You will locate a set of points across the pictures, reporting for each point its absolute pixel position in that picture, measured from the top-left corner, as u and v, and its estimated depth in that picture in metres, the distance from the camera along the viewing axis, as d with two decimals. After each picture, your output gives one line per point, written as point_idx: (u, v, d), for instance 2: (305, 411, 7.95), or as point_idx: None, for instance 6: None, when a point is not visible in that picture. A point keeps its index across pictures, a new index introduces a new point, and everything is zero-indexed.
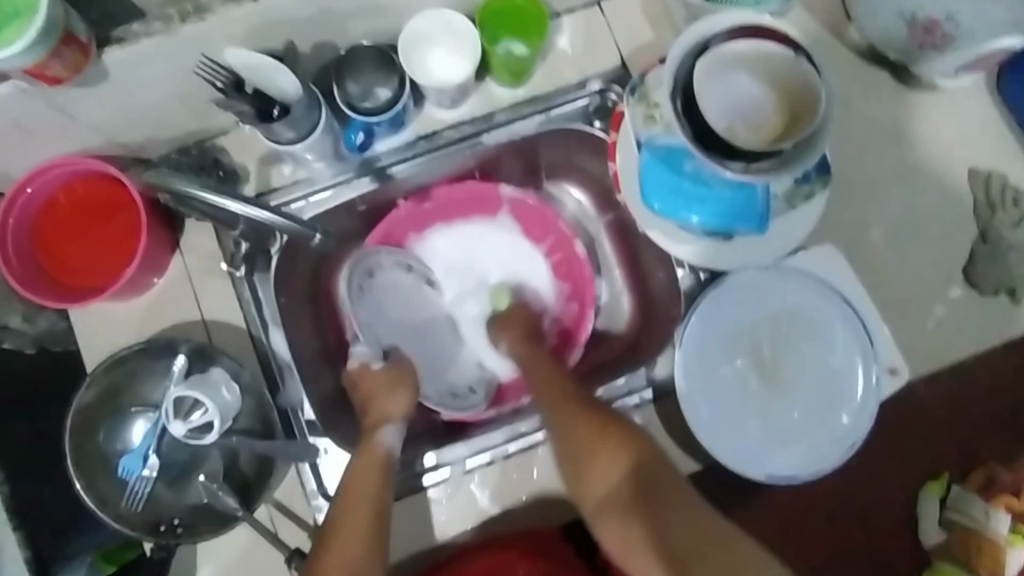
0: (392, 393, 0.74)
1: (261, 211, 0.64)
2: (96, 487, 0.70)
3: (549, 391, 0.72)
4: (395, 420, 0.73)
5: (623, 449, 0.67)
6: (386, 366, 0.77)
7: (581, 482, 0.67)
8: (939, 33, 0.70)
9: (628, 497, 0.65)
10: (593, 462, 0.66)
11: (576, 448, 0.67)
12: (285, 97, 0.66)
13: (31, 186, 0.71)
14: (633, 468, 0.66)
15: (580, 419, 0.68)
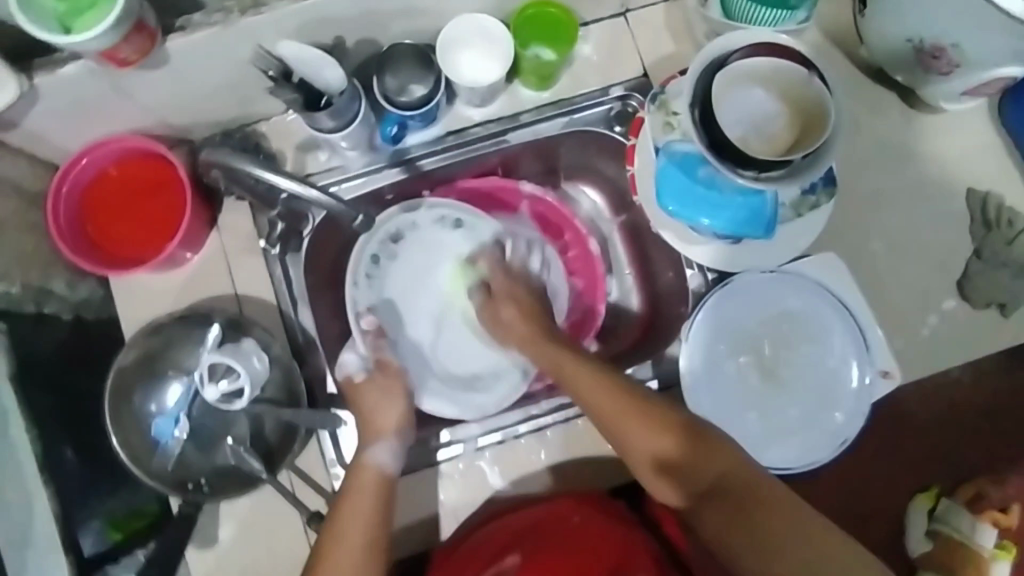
0: (383, 403, 0.76)
1: (310, 190, 0.68)
2: (130, 444, 0.75)
3: (602, 393, 0.70)
4: (389, 437, 0.75)
5: (698, 444, 0.67)
6: (365, 373, 0.78)
7: (660, 480, 0.68)
8: (945, 59, 0.73)
9: (716, 494, 0.66)
10: (671, 459, 0.67)
11: (650, 448, 0.67)
12: (331, 89, 0.70)
13: (86, 158, 0.76)
14: (716, 464, 0.67)
15: (646, 421, 0.68)
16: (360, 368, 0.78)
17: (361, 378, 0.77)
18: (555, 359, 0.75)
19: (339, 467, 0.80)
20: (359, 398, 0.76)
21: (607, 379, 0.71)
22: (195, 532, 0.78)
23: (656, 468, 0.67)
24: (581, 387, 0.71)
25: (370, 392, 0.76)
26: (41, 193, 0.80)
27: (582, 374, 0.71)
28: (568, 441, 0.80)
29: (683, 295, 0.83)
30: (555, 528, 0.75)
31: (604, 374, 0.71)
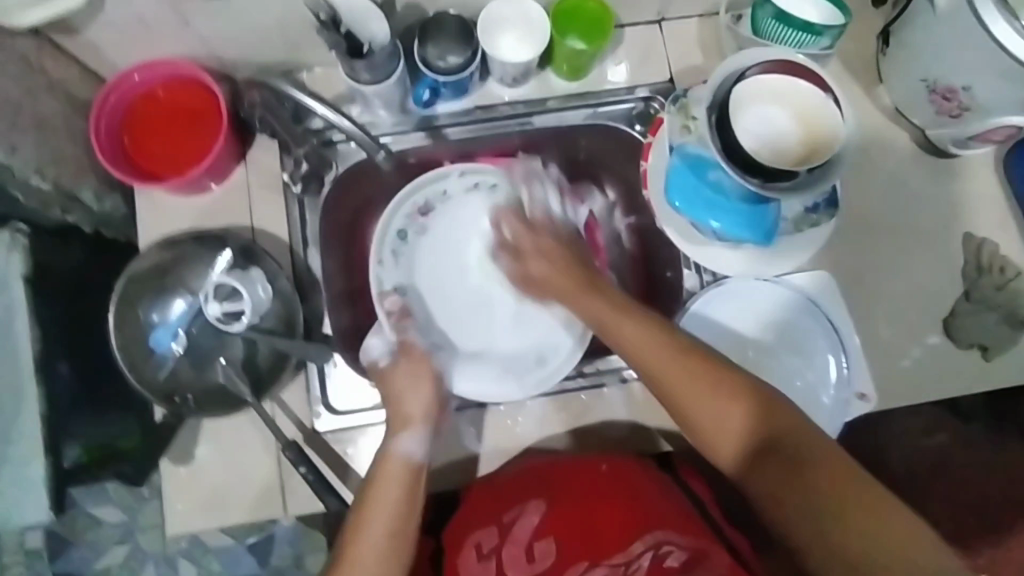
0: (414, 393, 0.76)
1: (340, 117, 0.77)
2: (128, 350, 0.78)
3: (640, 334, 0.70)
4: (416, 426, 0.75)
5: (745, 391, 0.65)
6: (391, 359, 0.78)
7: (705, 427, 0.65)
8: (957, 101, 0.77)
9: (762, 445, 0.64)
10: (717, 406, 0.65)
11: (690, 393, 0.66)
12: (374, 43, 0.74)
13: (138, 74, 0.79)
14: (761, 412, 0.65)
15: (692, 364, 0.67)
16: (387, 351, 0.79)
17: (388, 365, 0.78)
18: (577, 288, 0.75)
19: (321, 406, 0.83)
20: (386, 385, 0.77)
21: (645, 322, 0.71)
22: (174, 446, 0.80)
23: (700, 413, 0.66)
24: (615, 321, 0.72)
25: (401, 379, 0.76)
26: (86, 102, 0.84)
27: (612, 304, 0.73)
28: (546, 412, 0.83)
29: (677, 294, 0.88)
30: (581, 479, 0.76)
31: (639, 313, 0.72)
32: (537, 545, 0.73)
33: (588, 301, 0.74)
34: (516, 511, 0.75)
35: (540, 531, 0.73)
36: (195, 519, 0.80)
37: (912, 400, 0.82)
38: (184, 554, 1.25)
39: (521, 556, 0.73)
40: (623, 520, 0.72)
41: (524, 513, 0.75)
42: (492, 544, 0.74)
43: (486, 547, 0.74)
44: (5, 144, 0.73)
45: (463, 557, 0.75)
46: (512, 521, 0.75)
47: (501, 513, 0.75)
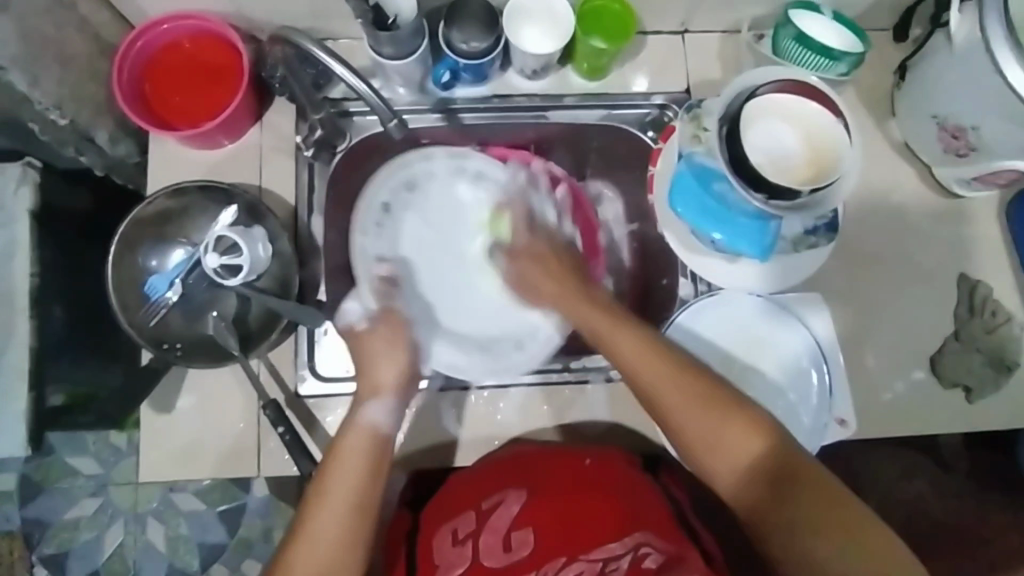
0: (387, 355, 0.78)
1: (361, 82, 0.74)
2: (122, 291, 0.79)
3: (651, 362, 0.69)
4: (387, 395, 0.76)
5: (751, 420, 0.65)
6: (369, 325, 0.79)
7: (712, 461, 0.65)
8: (964, 140, 0.78)
9: (766, 477, 0.63)
10: (728, 442, 0.65)
11: (698, 427, 0.66)
12: (400, 17, 0.76)
13: (165, 24, 0.80)
14: (767, 442, 0.64)
15: (701, 396, 0.67)
16: (362, 316, 0.81)
17: (367, 328, 0.79)
18: (596, 317, 0.74)
19: (306, 370, 0.83)
20: (359, 347, 0.78)
21: (657, 350, 0.70)
22: (157, 392, 0.81)
23: (707, 448, 0.65)
24: (625, 347, 0.71)
25: (374, 342, 0.78)
26: (113, 46, 0.86)
27: (623, 333, 0.71)
28: (526, 401, 0.84)
29: (670, 301, 0.89)
30: (566, 471, 0.75)
31: (649, 341, 0.71)
32: (515, 535, 0.71)
33: (583, 307, 0.76)
34: (497, 497, 0.74)
35: (518, 521, 0.72)
36: (168, 467, 0.80)
37: (890, 432, 0.83)
38: (154, 513, 1.25)
39: (498, 543, 0.70)
40: (600, 515, 0.71)
41: (504, 501, 0.73)
42: (470, 529, 0.72)
43: (464, 532, 0.73)
44: (28, 74, 0.74)
45: (440, 539, 0.73)
46: (492, 508, 0.73)
47: (481, 500, 0.74)
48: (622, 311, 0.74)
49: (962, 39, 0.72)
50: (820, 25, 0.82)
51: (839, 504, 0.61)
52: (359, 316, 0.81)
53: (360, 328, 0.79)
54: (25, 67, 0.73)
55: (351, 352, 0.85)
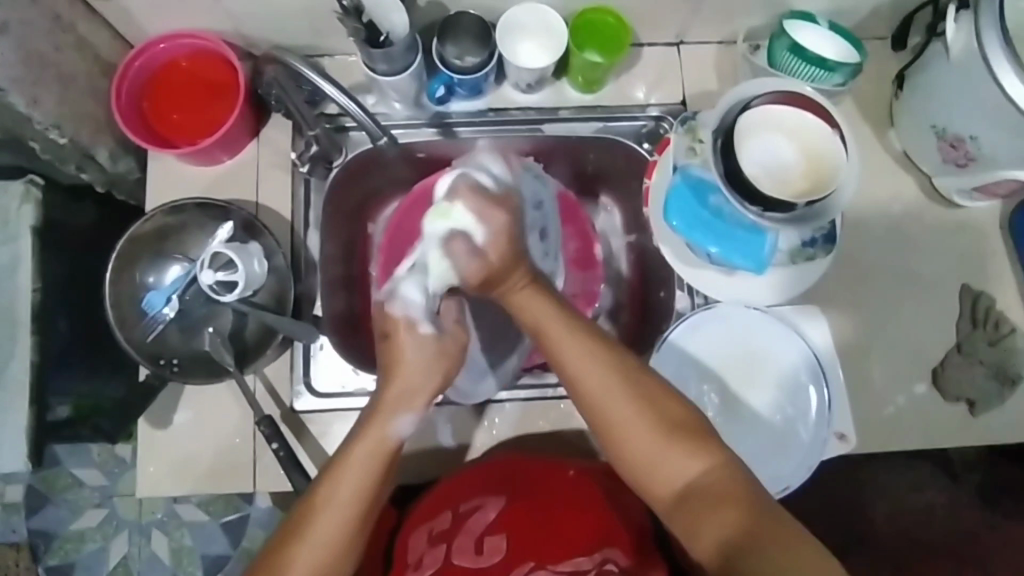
0: (433, 370, 0.66)
1: (351, 102, 0.76)
2: (120, 308, 0.80)
3: (592, 371, 0.62)
4: (417, 408, 0.66)
5: (696, 440, 0.61)
6: (436, 335, 0.67)
7: (648, 478, 0.61)
8: (964, 150, 0.77)
9: (704, 497, 0.60)
10: (668, 465, 0.61)
11: (638, 442, 0.61)
12: (393, 33, 0.77)
13: (164, 43, 0.81)
14: (709, 463, 0.60)
15: (643, 410, 0.61)
16: (423, 315, 0.67)
17: (429, 335, 0.66)
18: (540, 309, 0.65)
19: (302, 386, 0.83)
20: (400, 347, 0.66)
21: (603, 357, 0.63)
22: (154, 409, 0.81)
23: (647, 470, 0.61)
24: (568, 351, 0.63)
25: (416, 348, 0.66)
26: (113, 65, 0.87)
27: (567, 336, 0.63)
28: (521, 418, 0.84)
29: (667, 315, 0.87)
30: (548, 479, 0.74)
31: (596, 344, 0.63)
32: (488, 539, 0.72)
33: (529, 302, 0.66)
34: (474, 503, 0.73)
35: (492, 527, 0.72)
36: (165, 483, 0.81)
37: (892, 447, 0.82)
38: (158, 525, 1.25)
39: (470, 547, 0.71)
40: (572, 523, 0.72)
41: (482, 507, 0.73)
42: (444, 529, 0.72)
43: (438, 532, 0.72)
44: (27, 95, 0.74)
45: (415, 538, 0.72)
46: (468, 513, 0.73)
47: (459, 503, 0.73)
48: (566, 304, 0.66)
49: (958, 49, 0.71)
50: (815, 36, 0.81)
51: (782, 532, 0.57)
52: (421, 309, 0.67)
53: (424, 330, 0.66)
54: (25, 88, 0.74)
55: (347, 366, 0.85)
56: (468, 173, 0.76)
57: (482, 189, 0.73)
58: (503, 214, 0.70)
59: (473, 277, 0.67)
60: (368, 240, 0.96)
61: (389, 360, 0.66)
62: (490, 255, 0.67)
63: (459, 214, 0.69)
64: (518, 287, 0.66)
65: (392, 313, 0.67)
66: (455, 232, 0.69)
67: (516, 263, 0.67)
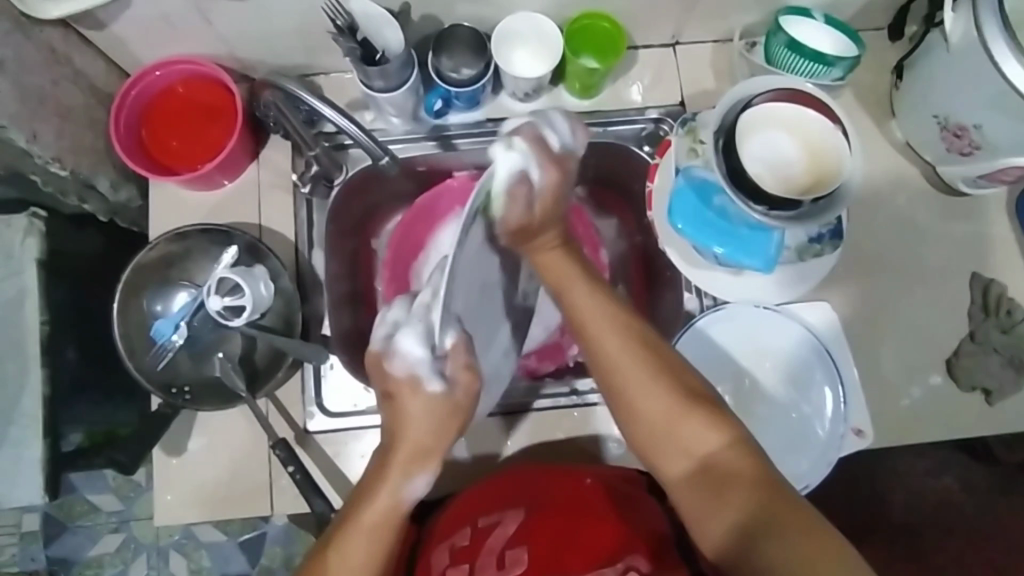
0: (442, 430, 0.63)
1: (348, 122, 0.76)
2: (129, 337, 0.80)
3: (611, 338, 0.62)
4: (430, 468, 0.64)
5: (713, 414, 0.60)
6: (446, 391, 0.63)
7: (662, 450, 0.61)
8: (967, 139, 0.76)
9: (717, 474, 0.59)
10: (685, 432, 0.60)
11: (654, 410, 0.61)
12: (387, 50, 0.77)
13: (160, 71, 0.81)
14: (723, 439, 0.60)
15: (661, 380, 0.61)
16: (430, 373, 0.62)
17: (436, 393, 0.62)
18: (565, 271, 0.65)
19: (314, 407, 0.83)
20: (404, 412, 0.63)
21: (625, 324, 0.63)
22: (167, 437, 0.81)
23: (663, 437, 0.61)
24: (590, 318, 0.63)
25: (423, 409, 0.62)
26: (110, 94, 0.87)
27: (591, 300, 0.63)
28: (536, 427, 0.84)
29: (676, 317, 0.87)
30: (565, 491, 0.74)
31: (616, 314, 0.63)
32: (508, 553, 0.69)
33: (550, 254, 0.66)
34: (494, 518, 0.72)
35: (514, 539, 0.70)
36: (183, 510, 0.81)
37: (910, 440, 0.81)
38: (176, 547, 1.25)
39: (491, 563, 0.69)
40: (594, 536, 0.69)
41: (502, 521, 0.72)
42: (465, 546, 0.71)
43: (458, 548, 0.71)
44: (27, 130, 0.74)
45: (436, 555, 0.71)
46: (488, 529, 0.71)
47: (478, 516, 0.73)
48: (593, 271, 0.66)
49: (958, 38, 0.71)
50: (812, 30, 0.81)
51: (790, 510, 0.57)
52: (426, 364, 0.62)
53: (431, 389, 0.62)
54: (23, 124, 0.74)
55: (358, 385, 0.84)
56: (538, 125, 0.66)
57: (542, 145, 0.64)
58: (557, 176, 0.64)
59: (513, 223, 0.63)
60: (373, 255, 0.96)
61: (395, 425, 0.64)
62: (537, 210, 0.63)
63: (517, 149, 0.63)
64: (545, 248, 0.65)
65: (393, 372, 0.62)
66: (518, 175, 0.63)
67: (554, 225, 0.65)
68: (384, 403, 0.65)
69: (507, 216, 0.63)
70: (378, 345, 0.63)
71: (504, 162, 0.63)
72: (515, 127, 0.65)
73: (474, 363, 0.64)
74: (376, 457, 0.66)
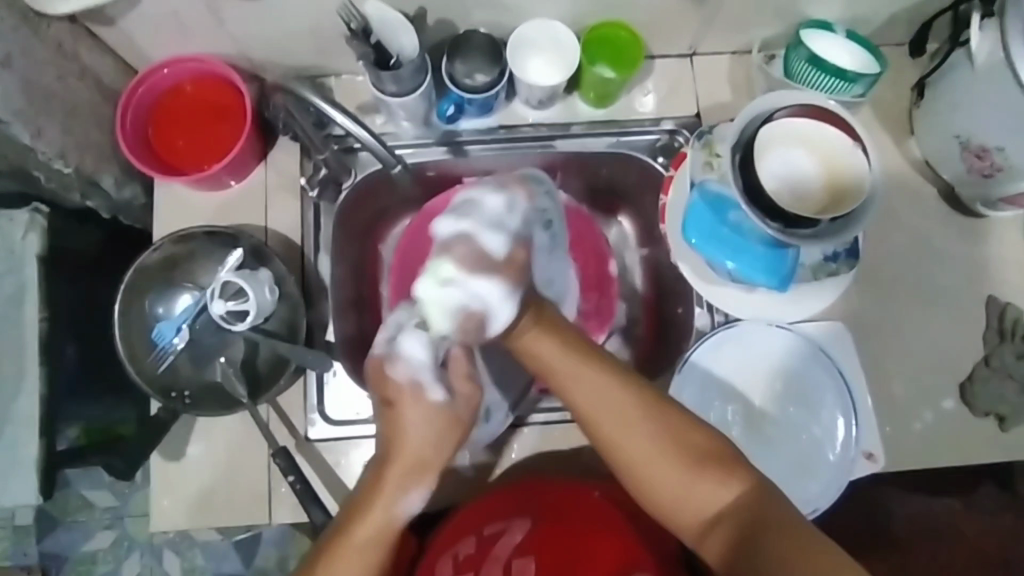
0: (441, 441, 0.65)
1: (360, 128, 0.75)
2: (131, 340, 0.78)
3: (609, 411, 0.61)
4: (427, 481, 0.64)
5: (720, 466, 0.59)
6: (447, 402, 0.65)
7: (676, 517, 0.60)
8: (990, 161, 0.75)
9: (733, 529, 0.58)
10: (694, 488, 0.59)
11: (665, 480, 0.59)
12: (402, 55, 0.75)
13: (168, 68, 0.80)
14: (735, 488, 0.58)
15: (665, 446, 0.60)
16: (432, 380, 0.65)
17: (437, 403, 0.65)
18: (552, 349, 0.64)
19: (316, 414, 0.82)
20: (402, 420, 0.64)
21: (626, 385, 0.62)
22: (166, 441, 0.80)
23: (675, 504, 0.59)
24: (579, 391, 0.62)
25: (421, 417, 0.64)
26: (117, 91, 0.85)
27: (583, 374, 0.62)
28: (542, 441, 0.82)
29: (686, 333, 0.85)
30: (572, 501, 0.73)
31: (612, 382, 0.62)
32: (516, 562, 0.69)
33: (532, 338, 0.65)
34: (499, 526, 0.71)
35: (520, 549, 0.70)
36: (180, 516, 0.79)
37: (921, 465, 0.80)
38: (170, 546, 1.24)
39: (498, 570, 0.69)
40: (604, 550, 0.69)
41: (507, 529, 0.71)
42: (470, 555, 0.70)
43: (463, 558, 0.70)
44: (31, 127, 0.73)
45: (439, 563, 0.70)
46: (493, 537, 0.71)
47: (482, 525, 0.71)
48: (577, 342, 0.65)
49: (984, 58, 0.69)
50: (833, 46, 0.79)
51: (809, 561, 0.54)
52: (426, 370, 0.66)
53: (431, 397, 0.65)
54: (29, 121, 0.73)
55: (361, 394, 0.83)
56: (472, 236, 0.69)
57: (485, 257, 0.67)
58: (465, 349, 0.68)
59: (461, 335, 0.66)
60: (378, 258, 0.94)
61: (391, 434, 0.65)
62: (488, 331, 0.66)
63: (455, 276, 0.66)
64: (527, 324, 0.65)
65: (396, 378, 0.66)
66: (467, 304, 0.65)
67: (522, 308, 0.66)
68: (383, 412, 0.66)
69: (457, 330, 0.66)
70: (380, 350, 0.68)
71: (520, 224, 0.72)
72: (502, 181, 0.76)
73: (474, 378, 0.69)
74: (369, 471, 0.65)
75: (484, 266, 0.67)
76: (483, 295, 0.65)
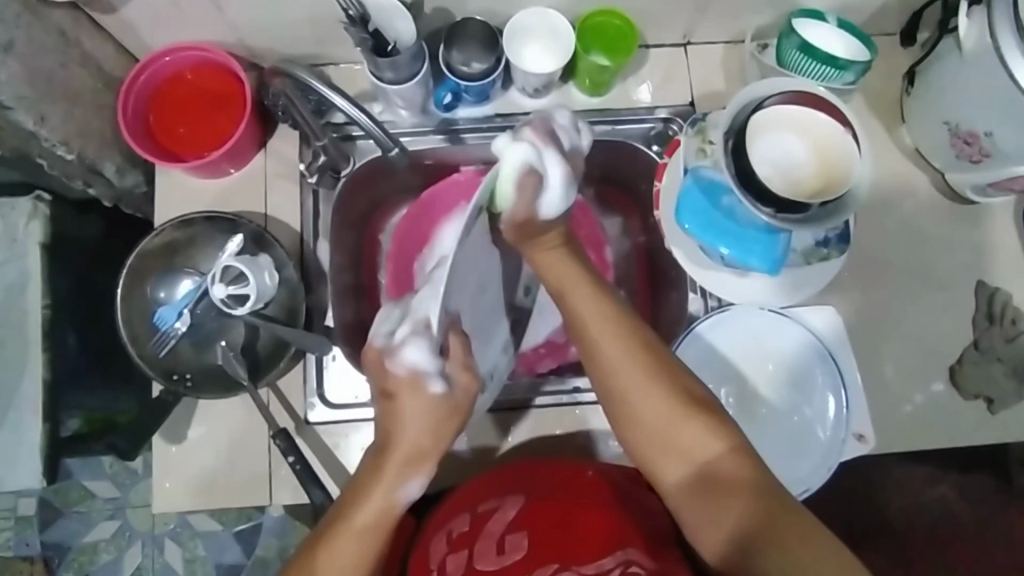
0: (439, 432, 0.64)
1: (359, 112, 0.76)
2: (132, 323, 0.80)
3: (611, 341, 0.62)
4: (426, 470, 0.64)
5: (712, 419, 0.60)
6: (446, 393, 0.64)
7: (658, 456, 0.61)
8: (978, 145, 0.76)
9: (713, 482, 0.59)
10: (682, 432, 0.60)
11: (654, 416, 0.60)
12: (399, 42, 0.77)
13: (169, 56, 0.81)
14: (724, 444, 0.59)
15: (660, 383, 0.61)
16: (432, 372, 0.62)
17: (439, 395, 0.63)
18: (565, 274, 0.66)
19: (316, 397, 0.83)
20: (400, 410, 0.63)
21: (623, 327, 0.62)
22: (168, 423, 0.81)
23: (665, 441, 0.60)
24: (585, 316, 0.63)
25: (419, 408, 0.63)
26: (118, 79, 0.86)
27: (591, 302, 0.63)
28: (538, 424, 0.83)
29: (680, 318, 0.87)
30: (568, 483, 0.73)
31: (617, 320, 0.63)
32: (509, 538, 0.68)
33: (553, 261, 0.66)
34: (493, 503, 0.72)
35: (514, 524, 0.69)
36: (181, 498, 0.80)
37: (910, 446, 0.81)
38: (171, 535, 1.25)
39: (491, 548, 0.68)
40: (592, 520, 0.69)
41: (501, 505, 0.71)
42: (464, 532, 0.70)
43: (457, 535, 0.70)
44: (34, 112, 0.74)
45: (435, 542, 0.71)
46: (487, 513, 0.71)
47: (477, 504, 0.72)
48: (593, 277, 0.66)
49: (971, 44, 0.70)
50: (823, 34, 0.81)
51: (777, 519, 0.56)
52: (429, 360, 0.62)
53: (431, 389, 0.63)
54: (31, 106, 0.74)
55: (359, 377, 0.84)
56: (533, 161, 0.64)
57: (541, 182, 0.64)
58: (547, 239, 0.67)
59: (519, 220, 0.64)
60: (377, 248, 0.95)
61: (389, 424, 0.64)
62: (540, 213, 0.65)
63: (526, 147, 0.63)
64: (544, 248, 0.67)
65: (395, 371, 0.62)
66: (528, 165, 0.63)
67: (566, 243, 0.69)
68: (381, 402, 0.65)
69: (517, 211, 0.64)
70: (380, 344, 0.64)
71: (554, 183, 0.64)
72: (525, 122, 0.66)
73: (471, 365, 0.66)
74: (369, 459, 0.66)
75: (551, 150, 0.64)
76: (547, 169, 0.64)
